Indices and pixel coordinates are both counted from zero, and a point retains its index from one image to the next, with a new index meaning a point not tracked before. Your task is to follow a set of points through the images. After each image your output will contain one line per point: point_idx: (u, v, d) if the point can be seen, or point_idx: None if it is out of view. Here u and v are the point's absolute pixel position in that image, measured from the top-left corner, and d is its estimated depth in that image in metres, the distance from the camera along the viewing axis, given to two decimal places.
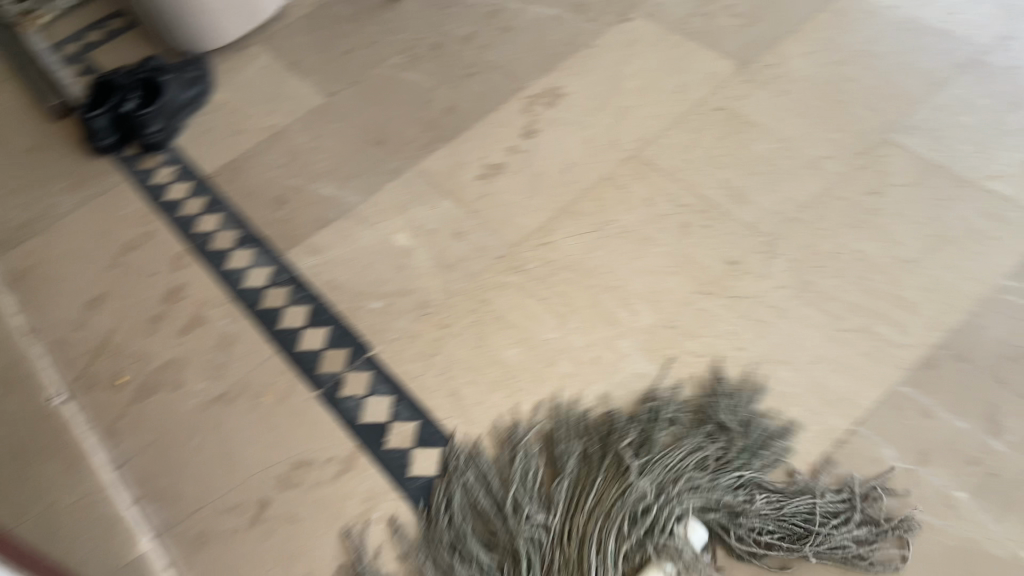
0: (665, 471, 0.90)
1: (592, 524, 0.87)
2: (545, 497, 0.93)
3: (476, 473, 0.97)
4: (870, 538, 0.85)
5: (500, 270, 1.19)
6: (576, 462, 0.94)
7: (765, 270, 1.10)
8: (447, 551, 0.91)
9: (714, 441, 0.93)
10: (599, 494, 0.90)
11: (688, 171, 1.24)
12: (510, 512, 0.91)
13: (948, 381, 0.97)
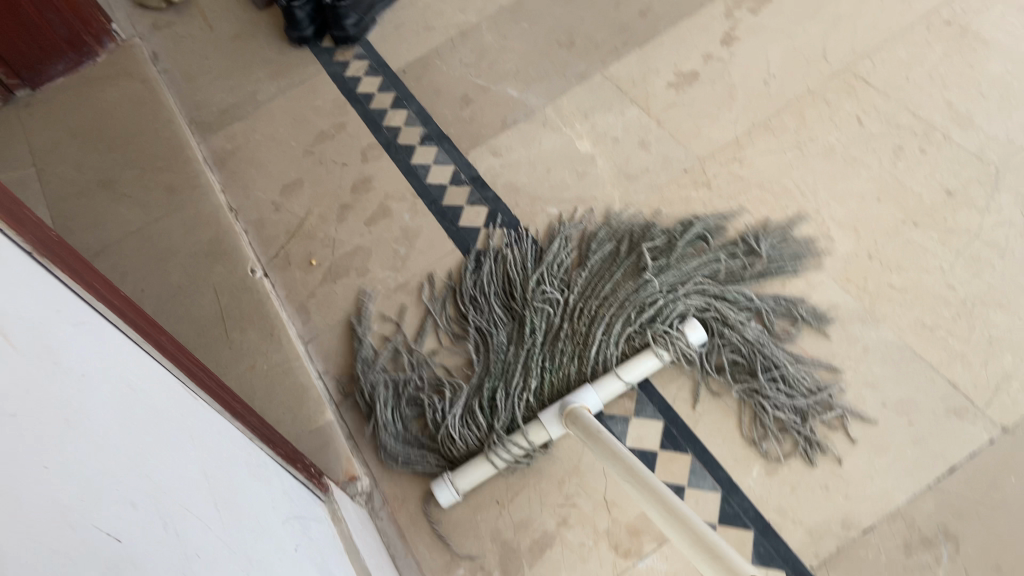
0: (681, 271, 0.99)
1: (602, 307, 0.99)
2: (566, 281, 1.05)
3: (517, 258, 1.11)
4: (790, 424, 0.90)
5: (685, 184, 1.14)
6: (601, 257, 1.05)
7: (989, 203, 1.00)
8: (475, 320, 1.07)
9: (733, 255, 1.01)
10: (615, 284, 1.01)
11: (907, 89, 1.13)
12: (532, 288, 1.05)
13: None
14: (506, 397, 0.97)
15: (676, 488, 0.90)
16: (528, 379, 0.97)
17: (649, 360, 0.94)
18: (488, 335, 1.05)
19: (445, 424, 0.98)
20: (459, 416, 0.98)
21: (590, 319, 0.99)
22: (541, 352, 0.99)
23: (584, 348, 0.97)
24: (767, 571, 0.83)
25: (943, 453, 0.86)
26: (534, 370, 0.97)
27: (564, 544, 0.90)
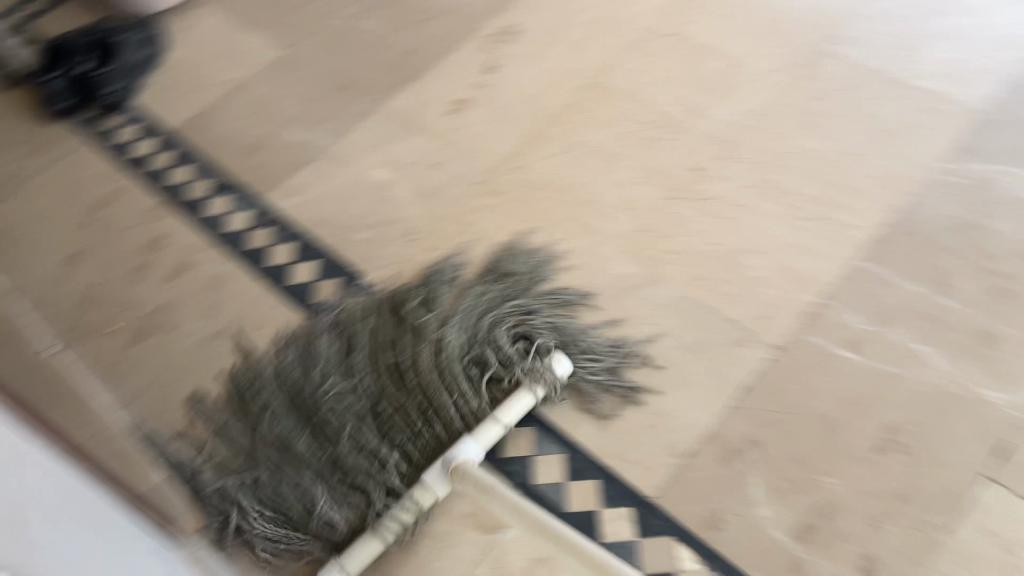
0: (467, 318, 1.06)
1: (420, 373, 1.01)
2: (347, 365, 1.05)
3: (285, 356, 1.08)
4: (591, 390, 1.00)
5: (480, 194, 1.24)
6: (392, 329, 1.07)
7: (728, 173, 1.20)
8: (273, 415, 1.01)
9: (499, 290, 1.09)
10: (410, 350, 1.04)
11: (647, 91, 1.32)
12: (317, 382, 1.03)
13: (900, 252, 1.08)
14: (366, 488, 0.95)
15: (524, 459, 0.97)
16: (388, 454, 0.96)
17: (501, 413, 0.95)
18: (297, 437, 0.99)
19: (317, 515, 0.93)
20: (331, 506, 0.94)
21: (410, 385, 1.01)
22: (374, 433, 0.98)
23: (431, 410, 0.99)
24: (618, 510, 0.92)
25: (737, 377, 1.00)
26: (391, 444, 0.97)
27: (430, 536, 0.93)
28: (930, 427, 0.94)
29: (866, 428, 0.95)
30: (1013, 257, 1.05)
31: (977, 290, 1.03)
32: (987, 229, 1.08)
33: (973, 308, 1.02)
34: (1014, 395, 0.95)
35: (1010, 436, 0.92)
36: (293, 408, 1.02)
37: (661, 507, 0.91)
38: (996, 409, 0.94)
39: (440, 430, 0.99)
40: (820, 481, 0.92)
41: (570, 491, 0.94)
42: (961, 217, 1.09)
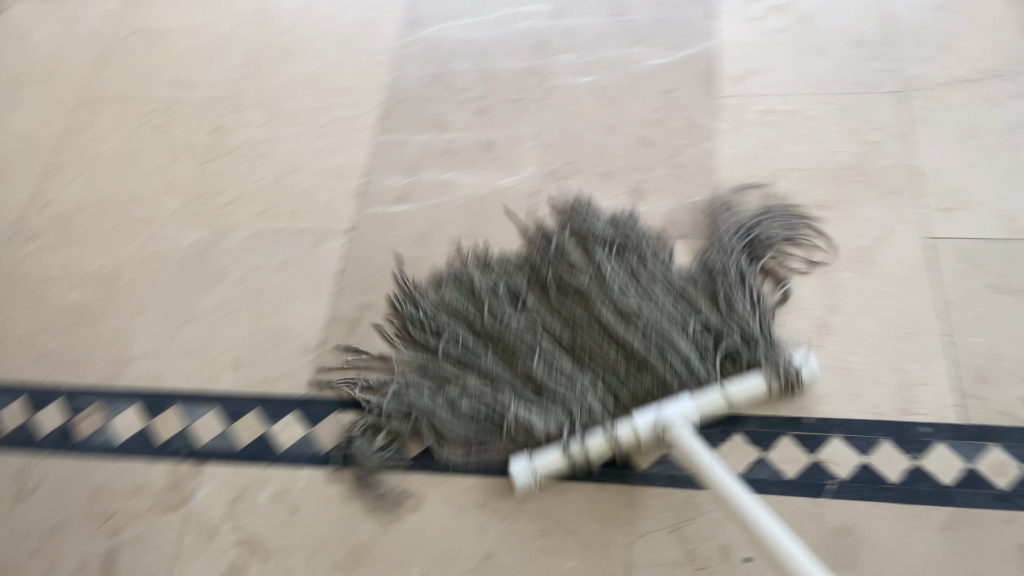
0: (635, 277, 1.00)
1: (588, 333, 0.97)
2: (495, 334, 0.98)
3: (432, 331, 1.01)
4: (780, 358, 0.92)
5: (18, 244, 1.21)
6: (548, 285, 1.01)
7: (241, 121, 1.30)
8: (444, 387, 0.97)
9: (639, 257, 1.02)
10: (569, 317, 0.98)
11: (136, 86, 1.37)
12: (469, 352, 0.98)
13: (401, 117, 1.27)
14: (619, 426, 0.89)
15: (183, 431, 1.03)
16: (598, 400, 0.92)
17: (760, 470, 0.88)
18: (464, 398, 0.96)
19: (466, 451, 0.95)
20: (449, 422, 0.95)
21: (582, 346, 0.96)
22: (569, 363, 0.95)
23: (612, 379, 0.93)
24: (283, 419, 1.02)
25: (328, 267, 1.14)
26: (581, 394, 0.92)
27: (126, 545, 0.95)
28: (479, 224, 1.15)
29: (438, 248, 1.14)
30: (478, 81, 1.29)
31: (466, 116, 1.26)
32: (450, 71, 1.31)
33: (470, 129, 1.25)
34: (522, 174, 1.19)
35: (531, 199, 1.16)
36: (467, 353, 0.98)
37: (317, 394, 1.04)
38: (515, 187, 1.18)
39: (91, 456, 1.02)
40: None
41: (236, 431, 1.02)
42: (431, 72, 1.31)
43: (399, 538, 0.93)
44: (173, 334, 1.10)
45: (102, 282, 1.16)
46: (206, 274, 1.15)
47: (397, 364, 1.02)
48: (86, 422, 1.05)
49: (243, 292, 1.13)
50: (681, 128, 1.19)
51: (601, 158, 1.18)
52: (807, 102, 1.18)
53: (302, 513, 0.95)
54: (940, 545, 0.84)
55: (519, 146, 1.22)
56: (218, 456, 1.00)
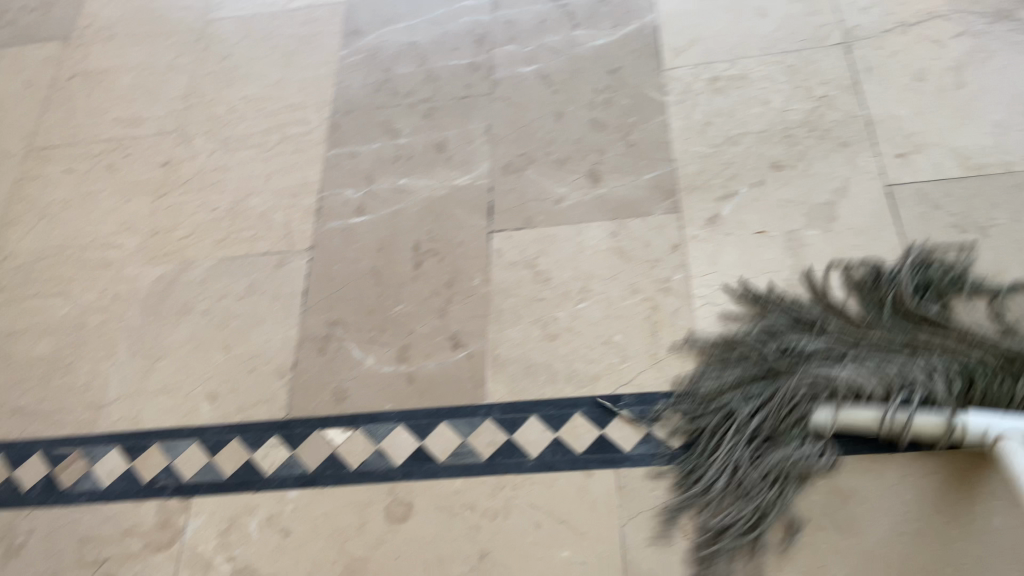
0: (958, 313, 0.91)
1: (894, 343, 0.89)
2: (775, 365, 0.91)
3: (703, 375, 0.94)
4: None
5: None
6: (826, 310, 0.95)
7: (191, 151, 1.29)
8: (755, 403, 0.90)
9: (943, 275, 0.93)
10: (864, 334, 0.91)
11: (81, 128, 1.35)
12: (768, 391, 0.90)
13: (350, 128, 1.26)
14: (836, 368, 0.88)
15: (166, 469, 1.01)
16: (905, 391, 0.85)
17: (928, 417, 0.84)
18: (774, 443, 0.88)
19: (740, 451, 0.88)
20: (745, 460, 0.87)
21: (880, 350, 0.89)
22: (885, 369, 0.87)
23: (922, 361, 0.87)
24: (265, 445, 1.02)
25: (294, 288, 1.13)
26: (880, 382, 0.86)
27: None
28: (438, 227, 1.15)
29: (402, 255, 1.14)
30: (424, 82, 1.28)
31: (415, 119, 1.25)
32: (396, 76, 1.30)
33: (420, 132, 1.24)
34: (477, 171, 1.18)
35: (489, 195, 1.16)
36: (759, 389, 0.90)
37: (295, 415, 1.03)
38: (472, 185, 1.17)
39: (74, 505, 1.01)
40: (393, 313, 1.09)
41: (218, 462, 1.01)
42: (376, 78, 1.31)
43: (394, 549, 0.92)
44: (145, 373, 1.09)
45: (67, 329, 1.15)
46: (172, 309, 1.14)
47: (676, 424, 0.93)
48: (65, 471, 1.03)
49: (211, 322, 1.12)
50: (632, 105, 1.19)
51: (553, 145, 1.18)
52: (753, 65, 1.18)
53: (294, 536, 0.95)
54: (930, 488, 0.85)
55: (471, 144, 1.21)
56: (203, 490, 0.99)
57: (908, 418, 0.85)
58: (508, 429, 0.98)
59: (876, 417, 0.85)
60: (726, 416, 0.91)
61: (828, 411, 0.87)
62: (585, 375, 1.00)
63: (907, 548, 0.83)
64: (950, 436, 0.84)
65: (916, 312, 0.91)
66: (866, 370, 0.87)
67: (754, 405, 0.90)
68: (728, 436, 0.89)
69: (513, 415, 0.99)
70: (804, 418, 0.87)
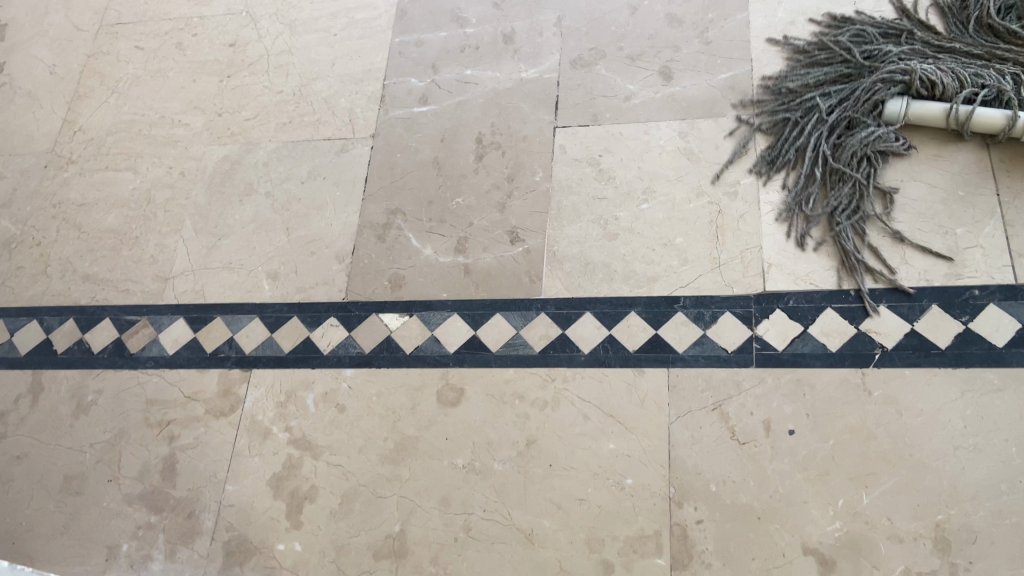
0: None
1: (970, 51, 0.97)
2: (870, 54, 1.01)
3: (791, 74, 1.04)
4: None
5: (54, 173, 1.23)
6: (917, 25, 1.02)
7: (258, 33, 1.28)
8: (835, 95, 1.00)
9: None
10: (948, 43, 0.98)
11: (153, 7, 1.36)
12: (853, 83, 0.99)
13: (417, 16, 1.24)
14: (917, 62, 0.96)
15: (228, 341, 1.05)
16: (969, 82, 0.94)
17: (990, 111, 0.93)
18: (851, 125, 0.98)
19: (819, 132, 0.99)
20: (830, 139, 0.98)
21: (958, 56, 0.97)
22: (957, 71, 0.95)
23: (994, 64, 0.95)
24: (323, 325, 1.04)
25: (355, 174, 1.13)
26: (953, 77, 0.95)
27: (184, 450, 0.99)
28: (502, 120, 1.13)
29: (464, 146, 1.12)
30: None
31: (484, 8, 1.22)
32: None
33: (488, 22, 1.20)
34: (545, 64, 1.15)
35: (555, 89, 1.13)
36: (845, 82, 1.01)
37: (353, 298, 1.05)
38: (538, 79, 1.14)
39: (142, 370, 1.05)
40: (452, 204, 1.08)
41: (278, 339, 1.04)
42: None
43: (444, 431, 0.95)
44: (209, 249, 1.12)
45: (136, 202, 1.17)
46: (237, 188, 1.16)
47: (760, 114, 1.03)
48: (133, 338, 1.07)
49: (274, 204, 1.13)
50: (711, 2, 1.13)
51: (626, 40, 1.14)
52: None
53: (348, 412, 0.98)
54: (994, 404, 0.82)
55: (540, 36, 1.17)
56: (263, 363, 1.03)
57: (970, 112, 0.93)
58: (561, 323, 0.98)
59: (944, 109, 0.94)
60: (808, 111, 1.01)
61: (901, 103, 0.96)
62: (643, 275, 0.98)
63: (961, 463, 0.81)
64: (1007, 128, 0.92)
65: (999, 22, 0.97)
66: (946, 69, 0.95)
67: (833, 101, 0.99)
68: (806, 132, 0.99)
69: (567, 310, 0.98)
70: (879, 105, 0.97)
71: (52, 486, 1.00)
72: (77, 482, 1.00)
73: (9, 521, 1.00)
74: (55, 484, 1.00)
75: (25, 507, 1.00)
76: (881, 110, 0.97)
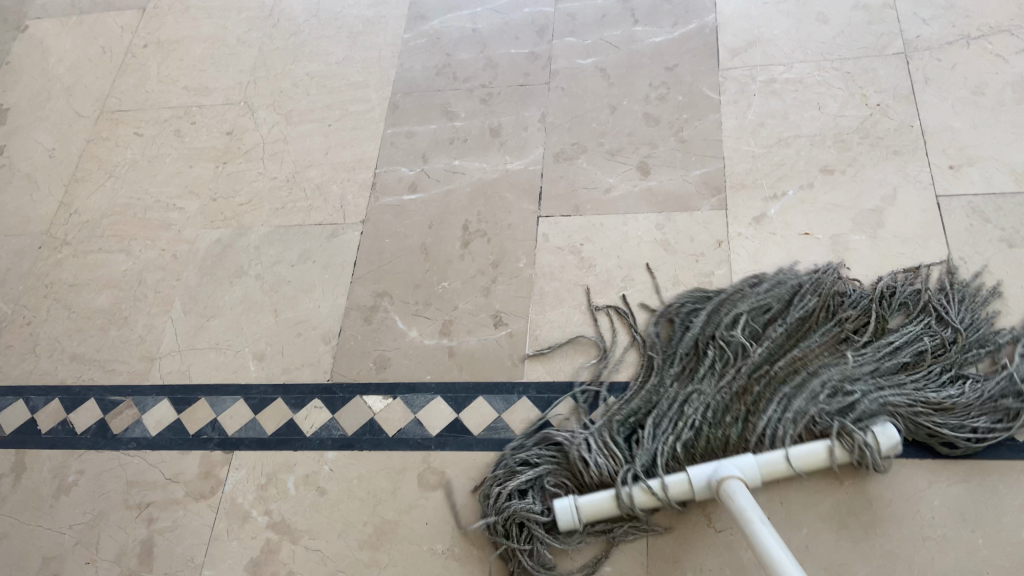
0: (792, 395, 0.90)
1: (755, 372, 0.93)
2: (721, 299, 1.00)
3: (670, 290, 1.04)
4: (853, 433, 0.85)
5: (48, 253, 1.26)
6: (783, 288, 0.98)
7: (255, 122, 1.34)
8: (673, 330, 1.00)
9: (830, 339, 0.93)
10: (781, 327, 0.95)
11: (152, 95, 1.42)
12: (684, 329, 0.99)
13: (409, 109, 1.30)
14: (743, 339, 0.95)
15: (212, 422, 1.06)
16: (694, 424, 0.91)
17: (643, 489, 0.87)
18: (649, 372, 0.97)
19: (633, 368, 0.99)
20: (631, 382, 0.98)
21: (757, 362, 0.93)
22: (727, 392, 0.92)
23: (733, 416, 0.90)
24: (307, 406, 1.05)
25: (345, 260, 1.17)
26: (704, 400, 0.92)
27: (162, 533, 0.98)
28: (487, 209, 1.17)
29: (450, 233, 1.16)
30: (483, 69, 1.31)
31: (472, 103, 1.28)
32: (455, 61, 1.34)
33: (476, 116, 1.27)
34: (530, 157, 1.21)
35: (539, 181, 1.18)
36: (677, 327, 1.00)
37: (338, 380, 1.07)
38: (523, 171, 1.20)
39: (125, 451, 1.05)
40: (438, 289, 1.12)
41: (262, 420, 1.05)
42: (436, 62, 1.34)
43: (425, 516, 0.95)
44: (198, 329, 1.14)
45: (129, 283, 1.20)
46: (227, 271, 1.19)
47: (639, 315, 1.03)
48: (118, 418, 1.08)
49: (264, 286, 1.16)
50: (686, 102, 1.20)
51: (607, 136, 1.20)
52: (811, 69, 1.19)
53: (329, 495, 0.98)
54: (962, 496, 0.84)
55: (525, 130, 1.23)
56: (246, 445, 1.03)
57: (630, 494, 0.87)
58: (542, 408, 1.00)
59: (608, 497, 0.87)
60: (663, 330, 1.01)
61: (566, 499, 0.88)
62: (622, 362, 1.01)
63: (931, 553, 0.82)
64: (666, 502, 0.87)
65: (774, 372, 0.92)
66: (755, 355, 0.94)
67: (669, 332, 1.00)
68: (639, 339, 1.01)
69: (549, 394, 1.00)
70: (660, 373, 0.96)
71: (25, 571, 0.99)
72: (51, 566, 0.99)
73: None
74: (28, 569, 0.99)
75: None
76: (655, 380, 0.96)
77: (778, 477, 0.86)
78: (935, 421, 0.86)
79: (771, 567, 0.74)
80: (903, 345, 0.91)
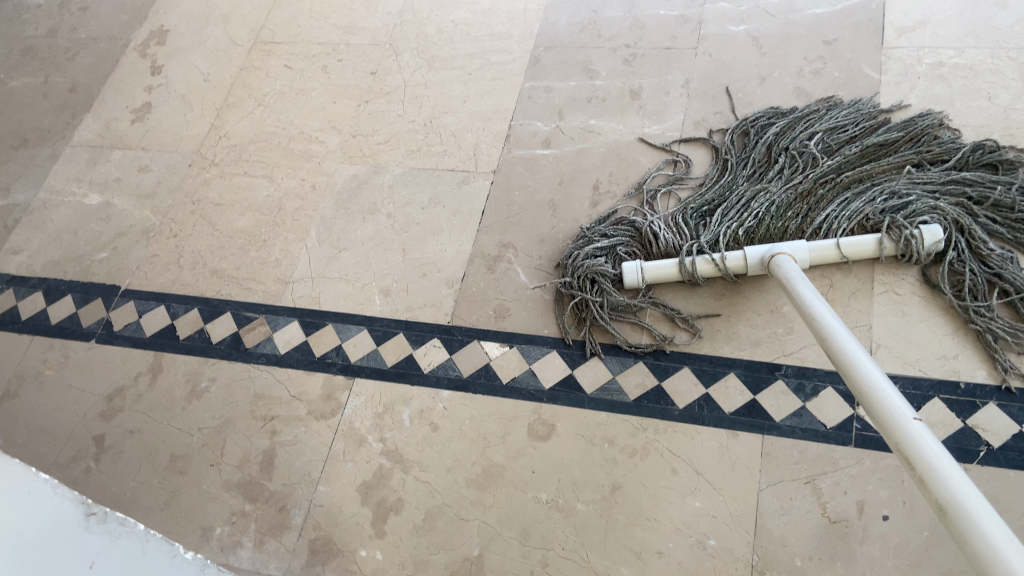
0: (852, 198, 1.01)
1: (823, 175, 1.03)
2: (806, 121, 1.10)
3: (757, 114, 1.14)
4: (905, 226, 0.95)
5: (197, 172, 1.33)
6: (863, 115, 1.08)
7: (399, 65, 1.36)
8: (752, 142, 1.11)
9: (898, 162, 1.02)
10: (853, 145, 1.05)
11: (303, 31, 1.46)
12: (764, 139, 1.10)
13: (550, 64, 1.30)
14: (818, 150, 1.06)
15: (336, 349, 1.10)
16: (762, 210, 1.02)
17: (703, 257, 1.00)
18: (728, 171, 1.09)
19: (712, 170, 1.11)
20: (711, 180, 1.10)
21: (826, 166, 1.04)
22: (794, 186, 1.03)
23: (794, 208, 1.02)
24: (427, 345, 1.08)
25: (474, 208, 1.18)
26: (772, 190, 1.04)
27: (284, 446, 1.04)
28: (620, 170, 1.16)
29: (581, 191, 1.16)
30: (629, 29, 1.30)
31: (614, 63, 1.27)
32: (602, 19, 1.32)
33: (617, 77, 1.25)
34: (668, 122, 1.18)
35: (676, 148, 1.15)
36: (758, 139, 1.11)
37: (457, 324, 1.09)
38: (660, 135, 1.17)
39: (255, 365, 1.11)
40: (563, 245, 1.12)
41: (382, 352, 1.09)
42: (583, 19, 1.33)
43: (532, 464, 0.97)
44: (329, 260, 1.18)
45: (268, 208, 1.26)
46: (361, 207, 1.22)
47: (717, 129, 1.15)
48: (250, 334, 1.14)
49: (394, 225, 1.19)
50: (841, 80, 1.14)
51: (753, 107, 1.16)
52: (983, 57, 1.12)
53: (441, 432, 1.01)
54: None
55: (667, 95, 1.21)
56: (366, 374, 1.07)
57: (693, 263, 1.00)
58: (658, 375, 0.99)
59: (673, 264, 1.01)
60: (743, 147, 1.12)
61: (634, 262, 1.02)
62: (746, 338, 0.99)
63: None
64: (725, 272, 0.99)
65: (841, 179, 1.02)
66: (826, 161, 1.04)
67: (749, 143, 1.11)
68: (722, 150, 1.12)
69: (666, 363, 1.00)
70: (737, 175, 1.08)
71: (157, 462, 1.07)
72: (181, 461, 1.06)
73: (114, 488, 1.06)
74: (160, 461, 1.07)
75: (130, 478, 1.06)
76: (732, 179, 1.08)
77: (827, 262, 0.97)
78: (961, 257, 0.95)
79: (869, 398, 0.69)
80: (968, 179, 0.99)
